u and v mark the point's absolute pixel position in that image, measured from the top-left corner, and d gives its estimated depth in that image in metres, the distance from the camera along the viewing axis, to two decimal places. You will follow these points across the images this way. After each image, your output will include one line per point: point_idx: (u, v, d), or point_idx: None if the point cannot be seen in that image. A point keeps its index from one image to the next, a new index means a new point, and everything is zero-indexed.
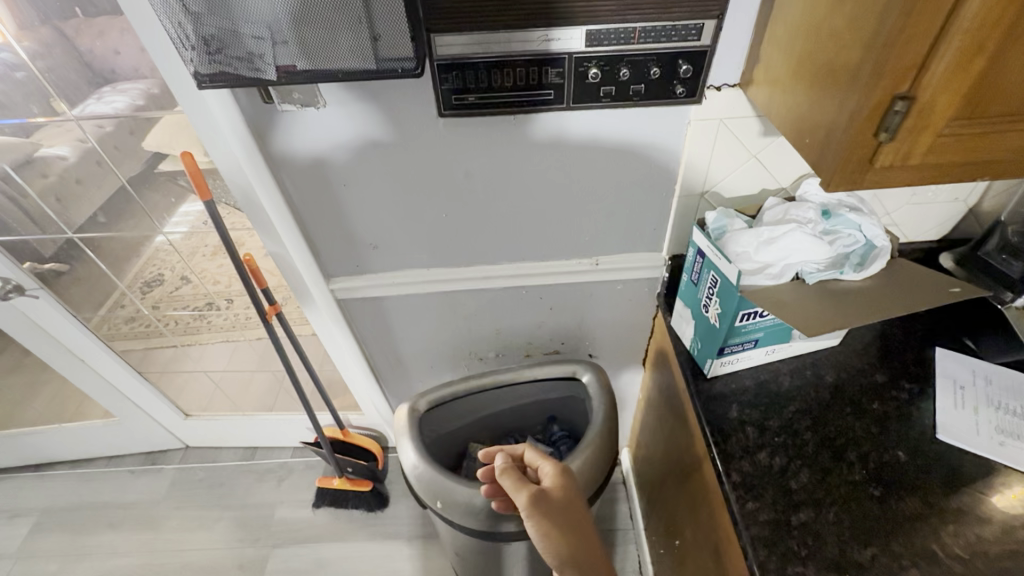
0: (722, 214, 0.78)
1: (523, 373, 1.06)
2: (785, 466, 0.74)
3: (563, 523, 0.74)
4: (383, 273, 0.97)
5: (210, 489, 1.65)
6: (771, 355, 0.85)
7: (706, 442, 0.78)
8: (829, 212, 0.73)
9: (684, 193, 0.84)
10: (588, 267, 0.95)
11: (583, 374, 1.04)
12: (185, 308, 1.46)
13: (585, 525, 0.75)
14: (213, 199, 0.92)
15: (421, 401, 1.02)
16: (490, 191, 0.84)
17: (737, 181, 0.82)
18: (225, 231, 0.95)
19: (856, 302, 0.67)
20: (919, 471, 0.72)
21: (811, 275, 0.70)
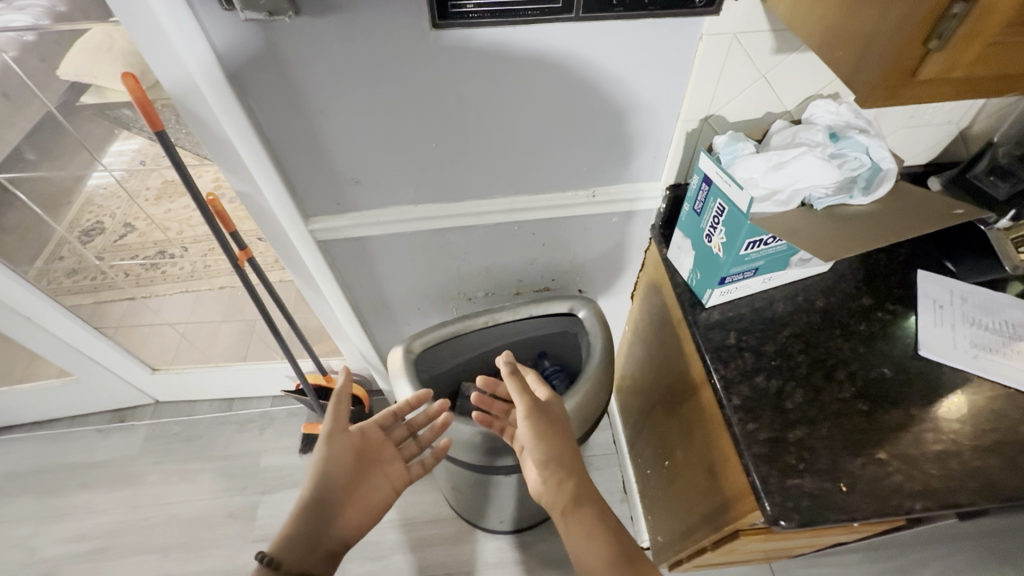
0: (732, 140, 0.76)
1: (519, 314, 1.05)
2: (781, 388, 0.76)
3: (549, 429, 0.80)
4: (367, 211, 0.90)
5: (188, 442, 1.61)
6: (767, 283, 0.86)
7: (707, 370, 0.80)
8: (838, 135, 0.72)
9: (688, 118, 0.80)
10: (584, 200, 0.92)
11: (579, 310, 1.03)
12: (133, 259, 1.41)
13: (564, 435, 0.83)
14: (165, 131, 0.80)
15: (415, 343, 1.00)
16: (485, 119, 0.78)
17: (743, 105, 0.79)
18: (183, 167, 0.84)
19: (862, 226, 0.67)
20: (902, 385, 0.76)
21: (819, 201, 0.69)
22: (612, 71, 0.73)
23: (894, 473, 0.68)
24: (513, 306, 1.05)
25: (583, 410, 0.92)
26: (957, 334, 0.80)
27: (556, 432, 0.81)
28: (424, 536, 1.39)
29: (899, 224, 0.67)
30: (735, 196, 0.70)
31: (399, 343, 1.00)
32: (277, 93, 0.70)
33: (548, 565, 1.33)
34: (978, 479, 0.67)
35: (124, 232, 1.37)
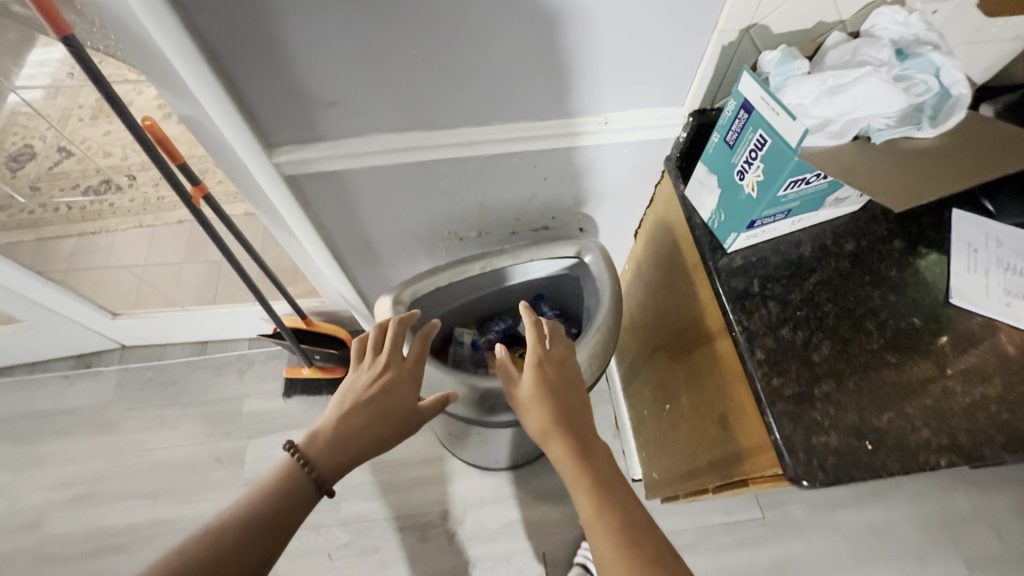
0: (783, 58, 0.64)
1: (520, 258, 0.95)
2: (807, 340, 0.71)
3: (550, 399, 0.77)
4: (342, 142, 0.76)
5: (165, 387, 1.53)
6: (795, 225, 0.78)
7: (729, 322, 0.73)
8: (905, 52, 0.60)
9: (727, 29, 0.67)
10: (595, 128, 0.80)
11: (586, 253, 0.95)
12: (75, 189, 1.30)
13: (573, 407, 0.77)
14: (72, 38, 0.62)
15: (406, 291, 0.90)
16: (484, 26, 0.63)
17: (793, 13, 0.66)
18: (106, 86, 0.67)
19: (922, 165, 0.58)
20: (931, 335, 0.72)
21: (879, 133, 0.60)
22: None
23: (919, 428, 0.65)
24: (513, 249, 0.95)
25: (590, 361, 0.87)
26: (991, 280, 0.76)
27: (549, 395, 0.77)
28: (418, 475, 1.38)
29: (966, 163, 0.58)
30: (784, 127, 0.60)
31: (389, 291, 0.90)
32: None
33: (543, 499, 1.36)
34: (1003, 432, 0.65)
35: (59, 158, 1.21)
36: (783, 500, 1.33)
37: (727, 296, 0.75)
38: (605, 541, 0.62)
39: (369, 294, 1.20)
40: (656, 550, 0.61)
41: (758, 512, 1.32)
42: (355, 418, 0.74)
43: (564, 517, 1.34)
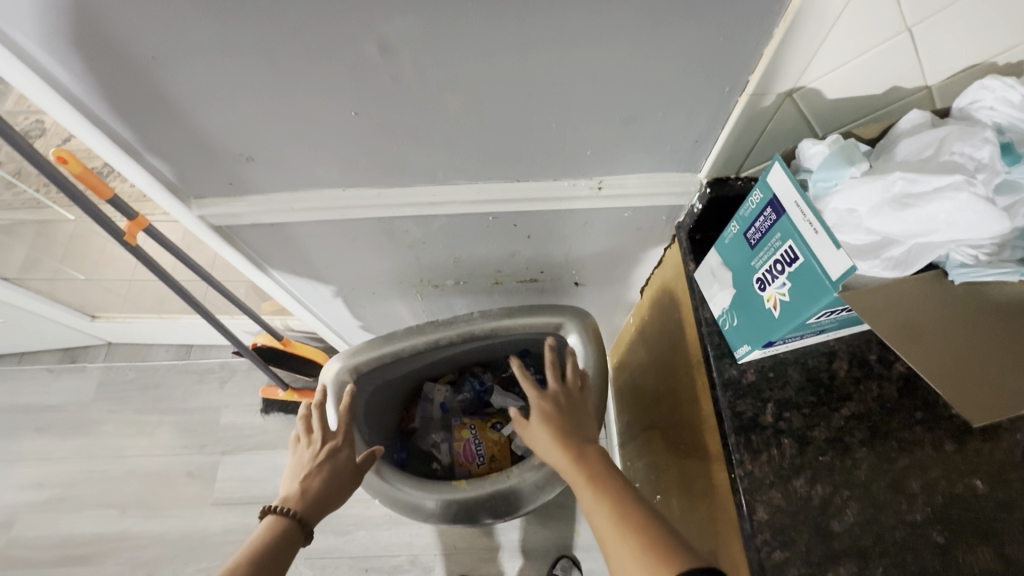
0: (841, 151, 0.46)
1: (490, 330, 0.79)
2: (826, 498, 0.56)
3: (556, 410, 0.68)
4: (277, 195, 0.64)
5: (145, 390, 1.47)
6: (828, 336, 0.61)
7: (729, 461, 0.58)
8: (1015, 151, 0.42)
9: (761, 90, 0.51)
10: (584, 192, 0.65)
11: (569, 332, 0.79)
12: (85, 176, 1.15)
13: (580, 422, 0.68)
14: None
15: (350, 364, 0.76)
16: (427, 82, 0.48)
17: (855, 76, 0.49)
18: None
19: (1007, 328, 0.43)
20: (998, 509, 0.54)
21: (961, 272, 0.43)
22: (640, 13, 0.42)
23: None
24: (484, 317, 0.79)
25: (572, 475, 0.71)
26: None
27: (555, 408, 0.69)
28: (390, 514, 1.29)
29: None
30: (824, 251, 0.43)
31: (337, 355, 0.77)
32: (60, 31, 0.42)
33: (520, 556, 1.24)
34: None
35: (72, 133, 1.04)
36: None
37: (730, 426, 0.59)
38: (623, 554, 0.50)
39: (341, 328, 1.09)
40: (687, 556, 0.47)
41: None
42: (313, 480, 0.66)
43: None
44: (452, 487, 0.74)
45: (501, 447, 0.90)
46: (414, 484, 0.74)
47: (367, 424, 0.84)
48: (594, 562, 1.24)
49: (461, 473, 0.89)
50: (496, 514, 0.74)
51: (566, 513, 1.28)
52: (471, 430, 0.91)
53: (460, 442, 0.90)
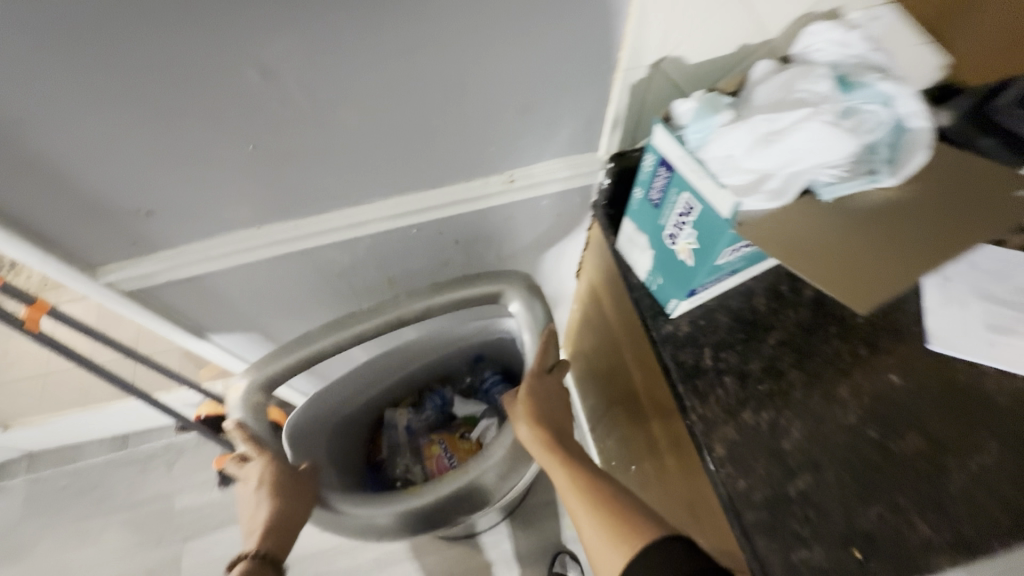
0: (704, 104, 0.51)
1: (421, 311, 0.71)
2: (774, 422, 0.60)
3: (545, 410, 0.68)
4: (187, 245, 0.62)
5: (82, 495, 1.34)
6: (743, 277, 0.67)
7: (681, 407, 0.62)
8: (847, 82, 0.49)
9: (633, 66, 0.55)
10: (498, 188, 0.67)
11: (510, 300, 0.73)
12: None
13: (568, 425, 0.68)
14: None
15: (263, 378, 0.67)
16: (319, 103, 0.49)
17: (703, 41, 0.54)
18: None
19: (879, 229, 0.49)
20: (915, 396, 0.61)
21: (829, 189, 0.48)
22: (504, 7, 0.45)
23: (918, 525, 0.54)
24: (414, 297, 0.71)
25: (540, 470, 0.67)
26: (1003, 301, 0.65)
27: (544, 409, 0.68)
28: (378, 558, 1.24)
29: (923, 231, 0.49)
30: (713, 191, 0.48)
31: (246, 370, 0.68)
32: None
33: (517, 564, 1.23)
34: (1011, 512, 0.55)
35: None
36: None
37: (676, 375, 0.63)
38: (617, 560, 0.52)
39: None
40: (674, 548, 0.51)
41: None
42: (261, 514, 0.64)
43: None
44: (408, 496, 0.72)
45: (473, 454, 0.89)
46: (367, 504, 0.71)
47: (328, 463, 0.81)
48: None
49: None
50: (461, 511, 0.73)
51: (554, 510, 1.28)
52: (440, 444, 0.90)
53: (432, 460, 0.89)
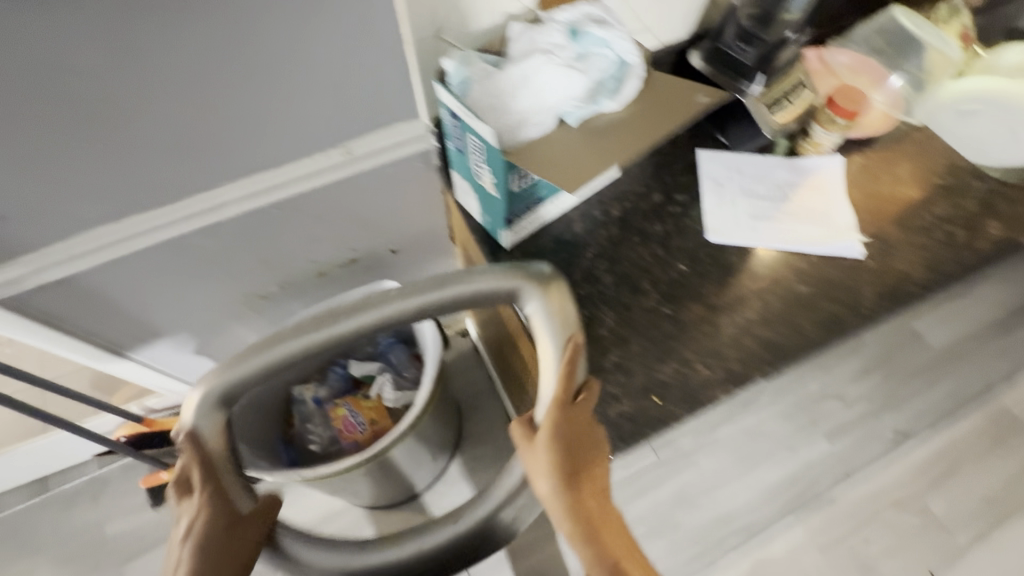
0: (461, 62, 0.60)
1: (414, 310, 0.55)
2: (592, 315, 0.74)
3: (569, 457, 0.58)
4: (53, 246, 0.68)
5: (5, 543, 1.31)
6: (560, 207, 0.80)
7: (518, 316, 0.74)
8: (577, 33, 0.62)
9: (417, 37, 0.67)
10: (338, 159, 0.76)
11: (526, 302, 0.55)
12: None
13: (595, 463, 0.61)
14: None
15: (220, 386, 0.54)
16: (140, 95, 0.58)
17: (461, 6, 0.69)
18: None
19: (614, 141, 0.62)
20: (699, 277, 0.77)
21: (573, 115, 0.60)
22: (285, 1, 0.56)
23: (698, 371, 0.71)
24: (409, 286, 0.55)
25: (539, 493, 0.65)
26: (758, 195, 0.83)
27: (572, 458, 0.59)
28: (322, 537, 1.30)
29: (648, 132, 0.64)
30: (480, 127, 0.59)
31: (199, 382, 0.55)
32: None
33: None
34: (766, 349, 0.73)
35: None
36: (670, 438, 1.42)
37: None
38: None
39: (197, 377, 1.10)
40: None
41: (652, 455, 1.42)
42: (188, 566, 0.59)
43: None
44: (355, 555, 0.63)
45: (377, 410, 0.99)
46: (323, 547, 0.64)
47: (232, 438, 0.87)
48: None
49: (349, 445, 0.98)
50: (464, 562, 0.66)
51: (481, 461, 1.39)
52: (346, 406, 0.99)
53: (340, 420, 0.98)
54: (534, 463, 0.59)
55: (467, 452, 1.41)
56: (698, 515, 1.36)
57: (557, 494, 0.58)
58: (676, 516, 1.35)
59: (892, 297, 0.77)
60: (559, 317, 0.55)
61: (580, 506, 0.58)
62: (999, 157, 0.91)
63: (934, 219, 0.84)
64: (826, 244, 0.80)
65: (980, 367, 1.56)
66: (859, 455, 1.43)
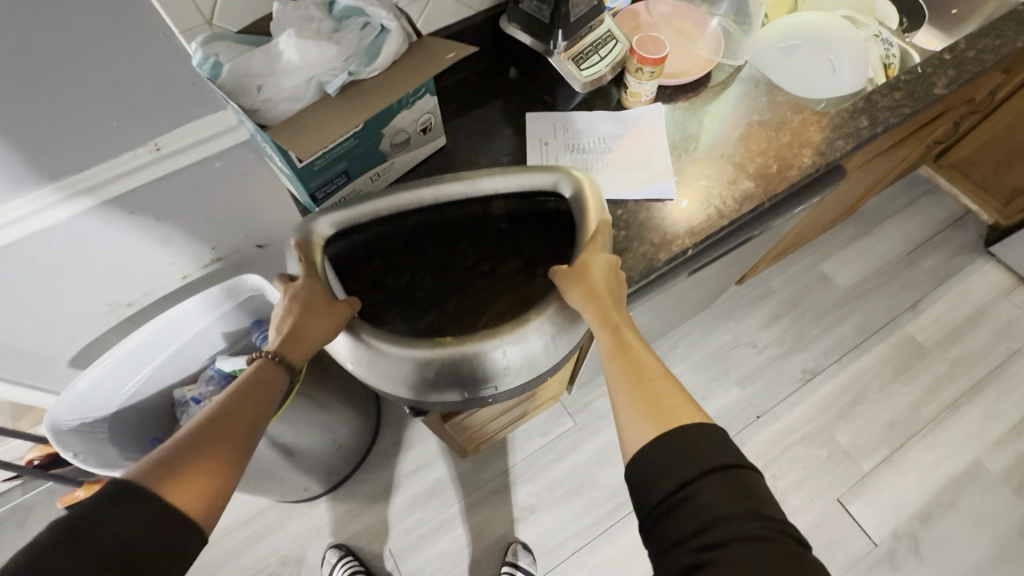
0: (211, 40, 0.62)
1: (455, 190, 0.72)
2: (411, 281, 0.76)
3: (599, 285, 0.66)
4: None
5: None
6: (381, 181, 0.81)
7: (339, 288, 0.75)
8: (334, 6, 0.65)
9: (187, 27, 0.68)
10: (149, 158, 0.78)
11: (566, 187, 0.71)
12: None
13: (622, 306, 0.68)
14: None
15: (333, 220, 0.70)
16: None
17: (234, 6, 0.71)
18: None
19: (376, 102, 0.63)
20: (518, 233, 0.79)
21: (332, 84, 0.62)
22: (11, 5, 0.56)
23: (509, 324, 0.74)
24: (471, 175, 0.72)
25: (571, 314, 0.69)
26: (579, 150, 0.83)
27: (595, 282, 0.66)
28: (246, 536, 1.33)
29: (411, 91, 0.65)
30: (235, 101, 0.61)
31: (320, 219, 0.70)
32: None
33: (376, 501, 1.36)
34: None
35: None
36: (585, 401, 1.45)
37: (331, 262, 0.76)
38: (650, 435, 0.56)
39: None
40: (694, 414, 0.57)
41: (569, 420, 1.45)
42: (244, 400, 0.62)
43: (400, 506, 1.35)
44: (438, 345, 0.65)
45: None
46: (391, 343, 0.66)
47: (102, 443, 0.91)
48: (441, 469, 1.39)
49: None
50: (456, 385, 0.68)
51: (401, 445, 1.42)
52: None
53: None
54: (567, 279, 0.67)
55: (386, 437, 1.43)
56: (617, 472, 1.38)
57: (582, 291, 0.66)
58: (595, 476, 1.38)
59: (704, 233, 0.80)
60: (588, 198, 0.70)
61: (595, 295, 0.65)
62: (817, 92, 0.94)
63: (752, 154, 0.87)
64: (644, 189, 0.83)
65: (888, 298, 1.59)
66: (770, 396, 1.46)
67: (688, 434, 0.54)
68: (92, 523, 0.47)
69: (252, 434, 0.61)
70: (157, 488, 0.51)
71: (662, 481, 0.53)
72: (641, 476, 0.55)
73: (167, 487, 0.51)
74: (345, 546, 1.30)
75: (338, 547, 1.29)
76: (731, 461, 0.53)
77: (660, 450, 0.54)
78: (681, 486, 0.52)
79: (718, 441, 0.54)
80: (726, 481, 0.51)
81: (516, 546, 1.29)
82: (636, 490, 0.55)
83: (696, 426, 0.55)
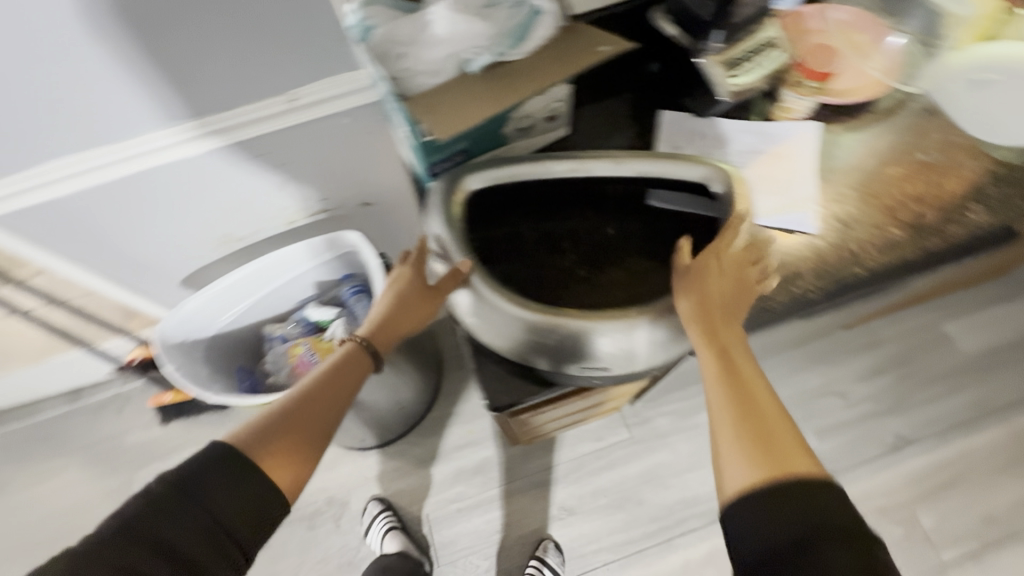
0: None
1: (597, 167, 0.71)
2: (508, 272, 0.72)
3: (717, 292, 0.63)
4: (30, 173, 0.77)
5: (46, 440, 1.52)
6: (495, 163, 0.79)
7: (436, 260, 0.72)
8: None
9: None
10: (282, 107, 0.80)
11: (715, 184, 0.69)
12: None
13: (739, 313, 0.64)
14: None
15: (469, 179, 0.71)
16: (81, 33, 0.64)
17: None
18: None
19: (517, 84, 0.60)
20: (624, 240, 0.74)
21: (474, 63, 0.60)
22: None
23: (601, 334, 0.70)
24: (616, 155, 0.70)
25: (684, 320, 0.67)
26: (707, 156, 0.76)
27: (712, 287, 0.63)
28: None
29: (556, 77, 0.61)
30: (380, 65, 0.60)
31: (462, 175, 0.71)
32: None
33: (422, 466, 1.40)
34: None
35: None
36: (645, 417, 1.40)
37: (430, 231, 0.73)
38: (757, 479, 0.50)
39: None
40: (809, 464, 0.51)
41: (625, 431, 1.40)
42: (339, 379, 0.70)
43: (443, 476, 1.38)
44: (555, 317, 0.64)
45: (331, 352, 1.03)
46: (501, 297, 0.65)
47: (197, 363, 0.99)
48: (488, 450, 1.41)
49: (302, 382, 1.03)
50: (558, 355, 0.69)
51: (454, 418, 1.44)
52: (303, 345, 1.04)
53: (295, 357, 1.03)
54: (684, 279, 0.64)
55: (441, 407, 1.46)
56: (664, 495, 1.33)
57: (695, 302, 0.62)
58: (640, 494, 1.34)
59: (833, 278, 0.72)
60: (738, 196, 0.67)
61: (709, 310, 0.62)
62: (998, 135, 0.79)
63: (909, 198, 0.76)
64: (775, 217, 0.75)
65: (1014, 377, 1.40)
66: (849, 455, 1.34)
67: (799, 488, 0.48)
68: (193, 475, 0.54)
69: (337, 410, 0.68)
70: (254, 459, 0.57)
71: (761, 531, 0.48)
72: (739, 522, 0.50)
73: (262, 459, 0.58)
74: (387, 502, 1.35)
75: (381, 501, 1.34)
76: (852, 524, 0.46)
77: (760, 497, 0.49)
78: (789, 539, 0.46)
79: (834, 504, 0.47)
80: (841, 546, 0.45)
81: (548, 543, 1.28)
82: (730, 535, 0.50)
83: (813, 481, 0.49)
